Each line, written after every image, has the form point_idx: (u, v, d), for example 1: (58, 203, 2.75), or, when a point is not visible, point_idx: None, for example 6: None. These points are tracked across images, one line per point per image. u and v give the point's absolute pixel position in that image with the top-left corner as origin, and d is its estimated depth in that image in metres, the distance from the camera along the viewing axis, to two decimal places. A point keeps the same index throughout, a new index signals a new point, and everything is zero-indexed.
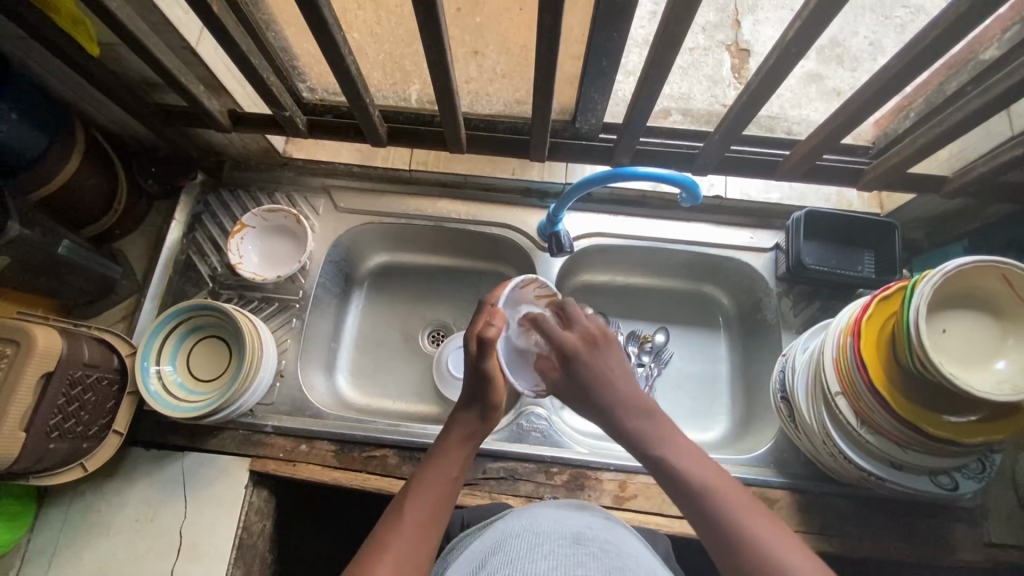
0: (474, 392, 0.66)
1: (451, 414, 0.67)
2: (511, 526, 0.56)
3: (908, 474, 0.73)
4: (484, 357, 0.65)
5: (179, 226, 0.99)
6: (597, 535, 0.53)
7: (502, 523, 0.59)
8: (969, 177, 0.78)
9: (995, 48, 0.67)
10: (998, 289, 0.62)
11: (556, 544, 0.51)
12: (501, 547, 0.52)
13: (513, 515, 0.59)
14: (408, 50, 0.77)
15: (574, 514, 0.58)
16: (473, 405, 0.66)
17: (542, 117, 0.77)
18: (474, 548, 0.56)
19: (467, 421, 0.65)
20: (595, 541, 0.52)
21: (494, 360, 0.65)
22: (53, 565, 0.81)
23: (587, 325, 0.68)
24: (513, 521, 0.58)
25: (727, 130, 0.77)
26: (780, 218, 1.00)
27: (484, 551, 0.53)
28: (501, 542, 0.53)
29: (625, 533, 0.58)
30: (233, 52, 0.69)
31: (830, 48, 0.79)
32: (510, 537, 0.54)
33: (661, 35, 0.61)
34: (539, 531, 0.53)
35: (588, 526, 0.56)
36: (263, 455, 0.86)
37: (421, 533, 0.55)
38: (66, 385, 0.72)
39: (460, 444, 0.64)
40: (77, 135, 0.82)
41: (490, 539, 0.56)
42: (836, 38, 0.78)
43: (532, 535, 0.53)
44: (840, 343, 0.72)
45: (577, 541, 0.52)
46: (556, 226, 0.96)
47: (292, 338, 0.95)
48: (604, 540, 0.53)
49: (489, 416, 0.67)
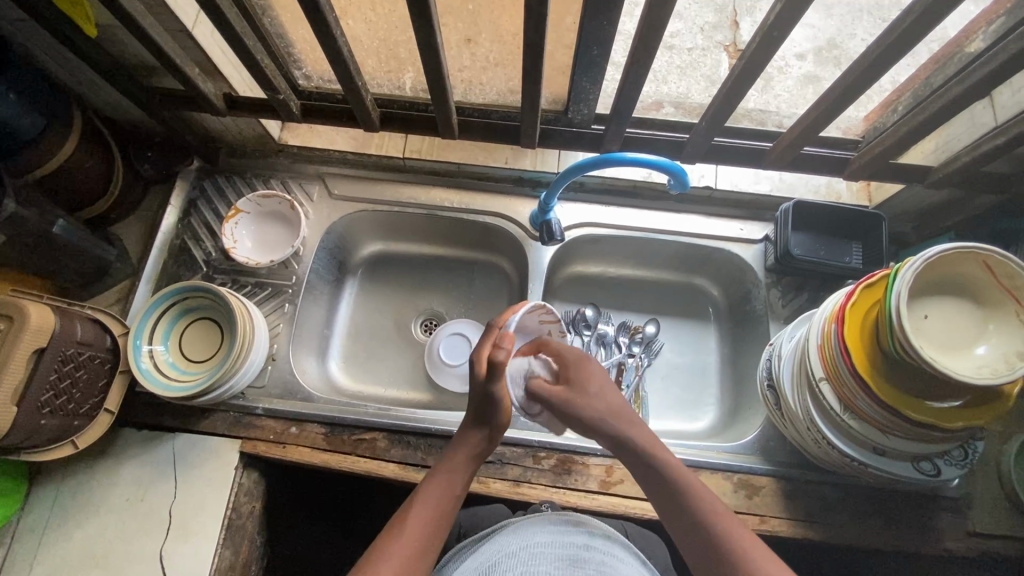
0: (481, 413, 0.67)
1: (457, 433, 0.68)
2: (507, 543, 0.58)
3: (891, 460, 0.74)
4: (492, 383, 0.64)
5: (175, 211, 1.00)
6: (594, 557, 0.55)
7: (499, 537, 0.60)
8: (954, 167, 0.79)
9: (980, 40, 0.69)
10: (978, 274, 0.63)
11: (551, 567, 0.52)
12: (497, 566, 0.54)
13: (509, 530, 0.61)
14: (402, 37, 0.78)
15: (570, 532, 0.59)
16: (480, 425, 0.67)
17: (531, 104, 0.78)
18: (469, 564, 0.58)
19: (474, 441, 0.66)
20: (591, 563, 0.54)
21: (500, 387, 0.65)
22: (43, 543, 0.82)
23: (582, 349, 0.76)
24: (510, 536, 0.59)
25: (713, 119, 0.78)
26: (769, 209, 1.01)
27: (481, 568, 0.55)
28: (498, 559, 0.55)
29: (620, 552, 0.60)
30: (227, 33, 0.70)
31: (828, 50, 0.82)
32: (507, 555, 0.55)
33: (646, 18, 0.61)
34: (536, 552, 0.55)
35: (585, 545, 0.57)
36: (254, 437, 0.87)
37: (421, 547, 0.57)
38: (58, 362, 0.73)
39: (464, 463, 0.65)
40: (76, 118, 0.83)
41: (486, 554, 0.57)
42: (835, 40, 0.81)
43: (529, 555, 0.54)
44: (824, 330, 0.73)
45: (575, 564, 0.53)
46: (547, 214, 0.97)
47: (284, 323, 0.95)
48: (600, 562, 0.55)
49: (495, 438, 0.68)
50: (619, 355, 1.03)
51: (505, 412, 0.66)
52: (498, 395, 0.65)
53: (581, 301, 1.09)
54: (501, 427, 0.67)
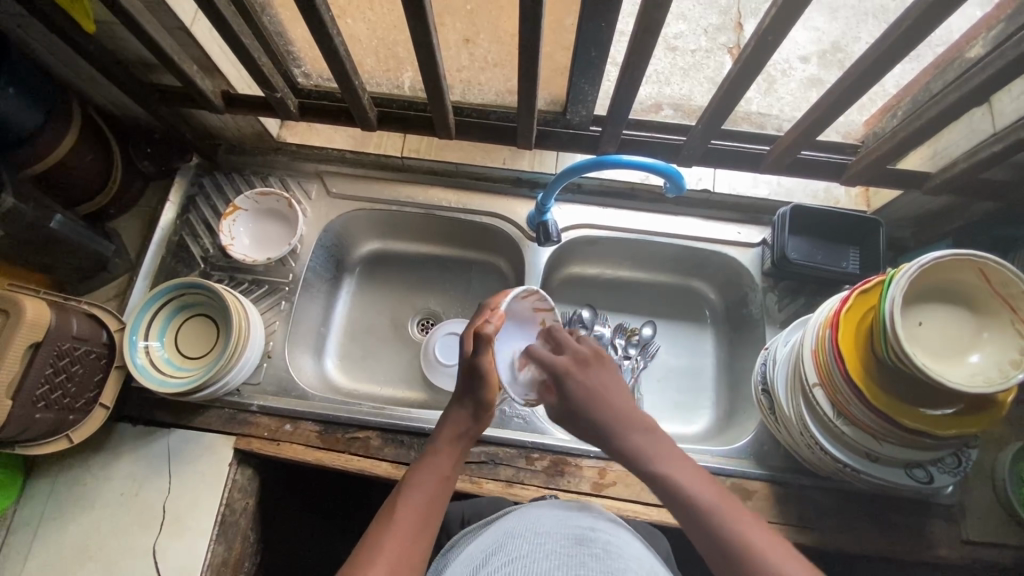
0: (469, 391, 0.68)
1: (444, 415, 0.69)
2: (513, 526, 0.57)
3: (884, 467, 0.73)
4: (481, 354, 0.67)
5: (173, 208, 1.01)
6: (600, 537, 0.54)
7: (503, 521, 0.60)
8: (951, 173, 0.79)
9: (979, 47, 0.69)
10: (972, 280, 0.62)
11: (557, 544, 0.51)
12: (501, 546, 0.53)
13: (513, 515, 0.60)
14: (399, 36, 0.78)
15: (576, 515, 0.58)
16: (464, 403, 0.68)
17: (529, 106, 0.78)
18: (475, 546, 0.57)
19: (459, 420, 0.67)
20: (598, 542, 0.52)
21: (486, 357, 0.67)
22: (37, 536, 0.82)
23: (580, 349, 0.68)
24: (515, 519, 0.58)
25: (709, 122, 0.78)
26: (767, 213, 1.01)
27: (486, 550, 0.54)
28: (503, 540, 0.54)
29: (625, 534, 0.58)
30: (224, 30, 0.70)
31: (832, 54, 0.82)
32: (512, 536, 0.54)
33: (641, 21, 0.61)
34: (542, 531, 0.54)
35: (590, 526, 0.56)
36: (248, 433, 0.88)
37: (415, 534, 0.56)
38: (54, 356, 0.73)
39: (452, 443, 0.65)
40: (75, 114, 0.84)
41: (493, 536, 0.57)
42: (839, 44, 0.81)
43: (534, 534, 0.53)
44: (818, 335, 0.73)
45: (580, 542, 0.52)
46: (544, 216, 0.96)
47: (280, 320, 0.95)
48: (606, 541, 0.53)
49: (481, 418, 0.68)
50: (615, 356, 1.03)
51: (491, 387, 0.68)
52: (485, 366, 0.67)
53: (578, 302, 1.10)
54: (486, 406, 0.68)
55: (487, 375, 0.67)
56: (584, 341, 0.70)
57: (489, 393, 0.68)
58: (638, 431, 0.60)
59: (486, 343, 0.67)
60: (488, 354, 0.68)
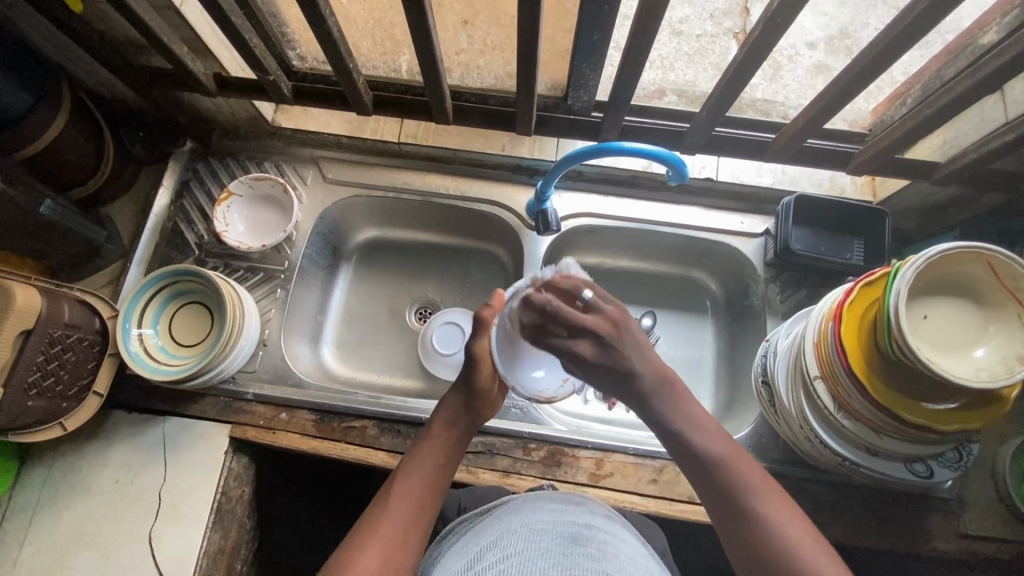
0: (463, 375, 0.69)
1: (438, 402, 0.69)
2: (509, 519, 0.56)
3: (884, 461, 0.73)
4: (477, 338, 0.71)
5: (167, 193, 0.99)
6: (595, 536, 0.53)
7: (500, 514, 0.59)
8: (960, 163, 0.77)
9: (993, 32, 0.67)
10: (979, 274, 0.61)
11: (552, 543, 0.50)
12: (497, 542, 0.52)
13: (509, 509, 0.59)
14: (396, 17, 0.77)
15: (571, 511, 0.57)
16: (460, 390, 0.68)
17: (528, 91, 0.76)
18: (469, 540, 0.56)
19: (453, 406, 0.67)
20: (593, 542, 0.52)
21: (478, 343, 0.70)
22: (32, 523, 0.82)
23: (593, 323, 0.68)
24: (511, 513, 0.58)
25: (713, 108, 0.76)
26: (771, 203, 0.99)
27: (480, 545, 0.53)
28: (497, 536, 0.53)
29: (622, 532, 0.58)
30: (215, 11, 0.68)
31: (841, 40, 0.82)
32: (507, 532, 0.54)
33: (644, 4, 0.59)
34: (538, 528, 0.53)
35: (586, 524, 0.55)
36: (243, 422, 0.87)
37: (409, 520, 0.55)
38: (46, 343, 0.72)
39: (446, 428, 0.65)
40: (63, 97, 0.82)
41: (487, 532, 0.56)
42: (847, 29, 0.81)
43: (529, 531, 0.53)
44: (821, 328, 0.71)
45: (575, 541, 0.51)
46: (544, 204, 0.94)
47: (276, 308, 0.94)
48: (602, 541, 0.53)
49: (475, 402, 0.68)
50: None
51: (482, 370, 0.69)
52: (476, 351, 0.69)
53: None
54: (479, 391, 0.68)
55: (478, 361, 0.69)
56: (594, 309, 0.69)
57: (479, 377, 0.69)
58: (663, 399, 0.64)
59: (482, 327, 0.72)
60: (480, 338, 0.70)
